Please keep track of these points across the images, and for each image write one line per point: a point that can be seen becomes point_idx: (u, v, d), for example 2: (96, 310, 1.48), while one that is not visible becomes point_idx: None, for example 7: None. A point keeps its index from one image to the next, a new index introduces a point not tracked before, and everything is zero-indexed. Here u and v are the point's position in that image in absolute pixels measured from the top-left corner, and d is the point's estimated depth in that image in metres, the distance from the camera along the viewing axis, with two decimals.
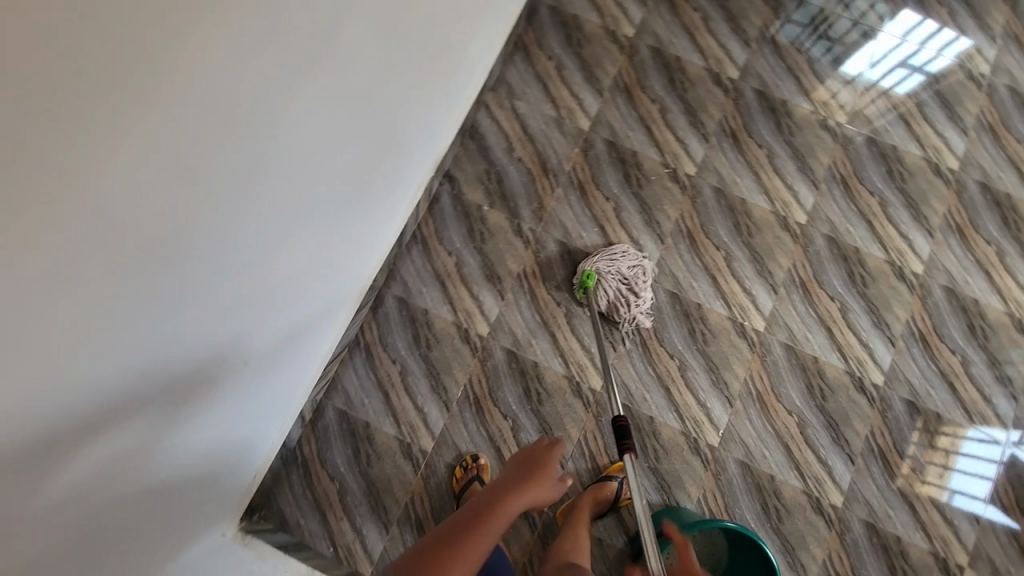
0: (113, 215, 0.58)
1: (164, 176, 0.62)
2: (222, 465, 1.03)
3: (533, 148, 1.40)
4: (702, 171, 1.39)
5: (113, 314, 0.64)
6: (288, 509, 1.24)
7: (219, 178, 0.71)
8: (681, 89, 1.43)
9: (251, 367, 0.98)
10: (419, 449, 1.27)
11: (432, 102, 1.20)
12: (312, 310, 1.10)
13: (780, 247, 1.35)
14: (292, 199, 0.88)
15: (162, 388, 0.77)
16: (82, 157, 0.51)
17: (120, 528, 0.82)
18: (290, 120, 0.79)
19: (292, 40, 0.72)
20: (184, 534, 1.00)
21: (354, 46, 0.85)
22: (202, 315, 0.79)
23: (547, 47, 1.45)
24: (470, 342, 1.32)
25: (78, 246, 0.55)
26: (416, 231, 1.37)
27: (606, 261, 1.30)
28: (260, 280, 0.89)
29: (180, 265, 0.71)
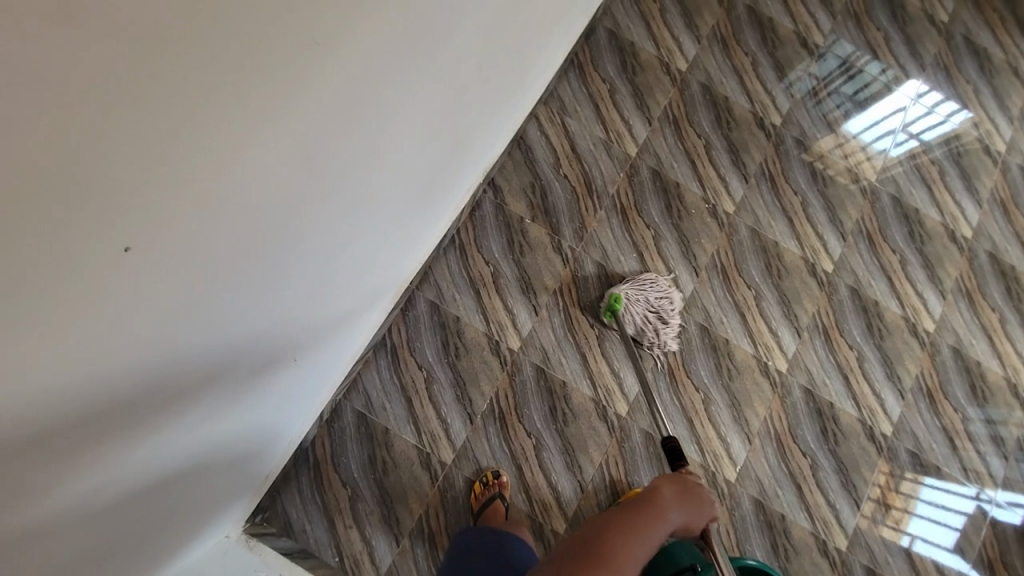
0: (218, 200, 0.54)
1: (267, 163, 0.59)
2: (241, 464, 0.97)
3: (580, 168, 1.40)
4: (740, 210, 1.42)
5: (194, 302, 0.59)
6: (294, 512, 1.18)
7: (310, 167, 0.67)
8: (727, 128, 1.46)
9: (290, 364, 0.93)
10: (438, 460, 1.23)
11: (493, 111, 1.19)
12: (353, 308, 1.06)
13: (807, 293, 1.39)
14: (364, 193, 0.85)
15: (215, 384, 0.72)
16: (202, 134, 0.47)
17: (147, 525, 0.77)
18: (379, 113, 0.76)
19: (398, 32, 0.69)
20: (196, 531, 0.94)
21: (446, 46, 0.83)
22: (263, 309, 0.74)
23: (602, 68, 1.46)
24: (500, 355, 1.29)
25: (178, 228, 0.51)
26: (454, 236, 1.34)
27: (635, 290, 1.30)
28: (318, 276, 0.85)
29: (260, 255, 0.67)
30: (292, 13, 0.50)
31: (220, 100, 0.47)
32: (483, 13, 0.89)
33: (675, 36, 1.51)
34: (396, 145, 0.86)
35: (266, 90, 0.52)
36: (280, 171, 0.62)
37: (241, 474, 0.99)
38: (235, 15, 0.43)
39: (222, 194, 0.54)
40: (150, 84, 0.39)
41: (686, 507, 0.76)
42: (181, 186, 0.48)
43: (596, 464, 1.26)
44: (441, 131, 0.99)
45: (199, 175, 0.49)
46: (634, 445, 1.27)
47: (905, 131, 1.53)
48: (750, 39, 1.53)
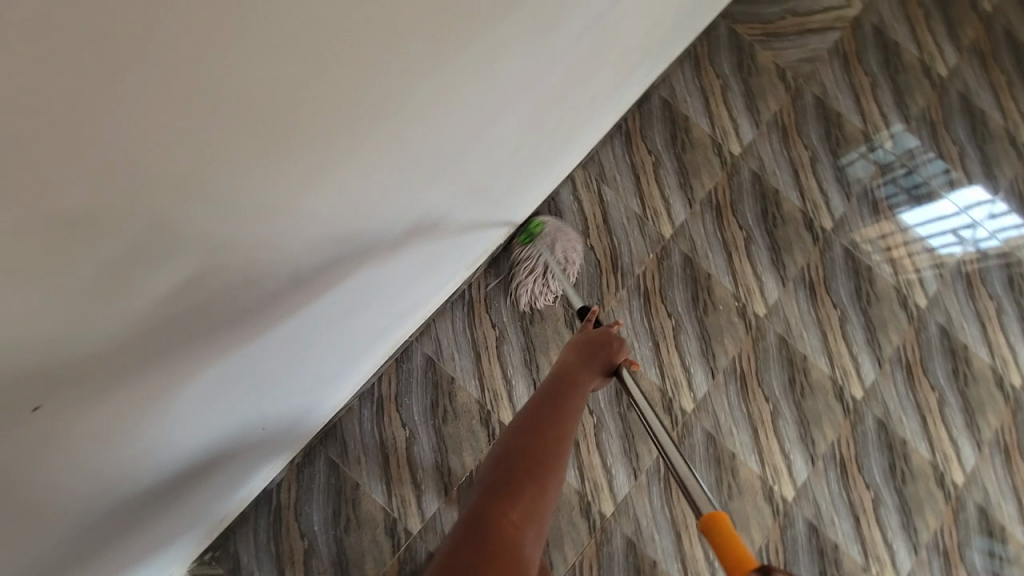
0: (165, 278, 0.51)
1: (228, 240, 0.54)
2: (178, 517, 0.92)
3: (608, 242, 1.32)
4: (771, 314, 1.32)
5: (131, 368, 0.56)
6: (245, 556, 1.12)
7: (282, 249, 0.62)
8: (772, 224, 1.37)
9: (247, 422, 0.89)
10: (404, 528, 1.16)
11: (527, 175, 1.14)
12: (349, 349, 1.03)
13: (829, 417, 1.28)
14: (363, 258, 0.79)
15: (135, 457, 0.68)
16: (96, 243, 0.43)
17: (112, 534, 0.77)
18: (378, 192, 0.71)
19: (401, 119, 0.65)
20: (141, 559, 0.91)
21: (472, 115, 0.78)
22: (259, 348, 0.75)
23: (650, 138, 1.38)
24: (489, 427, 1.22)
25: (69, 330, 0.46)
26: (465, 291, 1.28)
27: (557, 230, 1.27)
28: (291, 339, 0.80)
29: (227, 321, 0.64)
30: (238, 123, 0.46)
31: (120, 209, 0.42)
32: (515, 93, 0.83)
33: (733, 116, 1.42)
34: (401, 218, 0.80)
35: (198, 193, 0.47)
36: (236, 261, 0.58)
37: (177, 525, 0.94)
38: (132, 131, 0.39)
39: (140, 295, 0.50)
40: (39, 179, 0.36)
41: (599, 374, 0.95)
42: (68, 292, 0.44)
43: (568, 564, 1.17)
44: (463, 192, 0.94)
45: (94, 282, 0.45)
46: (613, 550, 1.18)
47: (958, 236, 1.41)
48: (813, 132, 1.43)
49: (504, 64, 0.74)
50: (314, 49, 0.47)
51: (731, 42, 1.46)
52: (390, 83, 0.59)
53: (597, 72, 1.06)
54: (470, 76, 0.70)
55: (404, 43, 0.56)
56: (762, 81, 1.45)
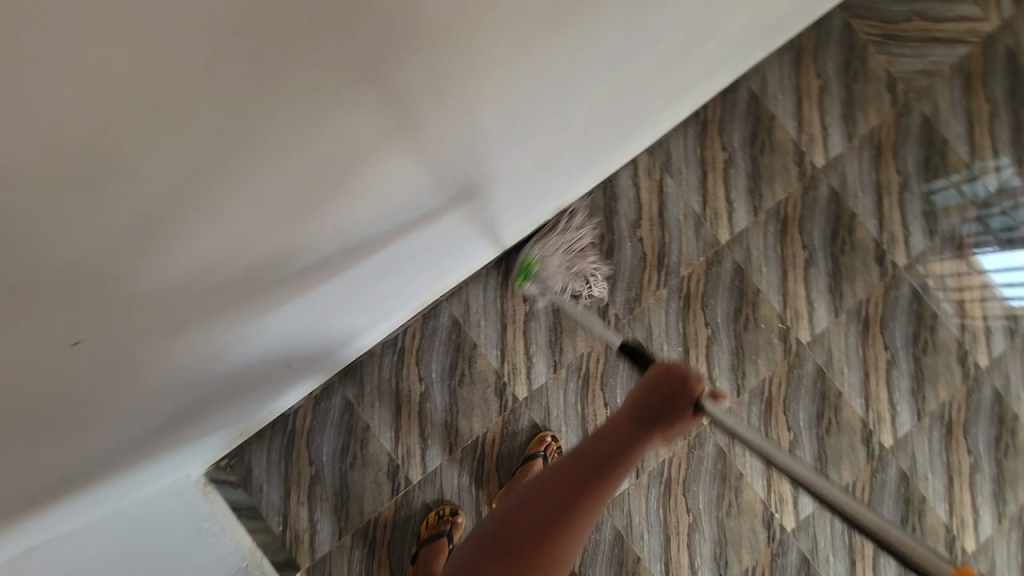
0: (226, 231, 0.51)
1: (286, 198, 0.54)
2: (198, 434, 0.97)
3: (659, 236, 1.26)
4: (815, 343, 1.25)
5: (186, 310, 0.58)
6: (257, 471, 1.19)
7: (338, 210, 0.62)
8: (839, 248, 1.27)
9: (270, 359, 0.91)
10: (405, 475, 1.22)
11: (588, 157, 1.08)
12: (385, 301, 1.04)
13: (849, 459, 1.24)
14: (412, 218, 0.77)
15: (166, 386, 0.70)
16: (157, 202, 0.42)
17: (152, 440, 0.83)
18: (439, 161, 0.68)
19: (475, 94, 0.60)
20: (168, 462, 0.98)
21: (551, 92, 0.72)
22: (307, 295, 0.76)
23: (727, 133, 1.28)
24: (503, 398, 1.23)
25: (120, 281, 0.46)
26: (503, 260, 1.25)
27: (552, 240, 1.19)
28: (329, 290, 0.80)
29: (277, 269, 0.65)
30: (310, 91, 0.44)
31: (180, 169, 0.41)
32: (595, 73, 0.77)
33: (824, 123, 1.30)
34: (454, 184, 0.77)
35: (258, 153, 0.46)
36: (289, 216, 0.57)
37: (196, 441, 0.99)
38: (209, 99, 0.38)
39: (191, 247, 0.50)
40: (120, 142, 0.35)
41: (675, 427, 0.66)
42: (121, 249, 0.43)
43: None
44: (523, 167, 0.89)
45: (148, 236, 0.44)
46: (600, 540, 1.20)
47: None
48: (910, 157, 1.30)
49: (590, 44, 0.68)
50: (396, 18, 0.44)
51: (843, 39, 1.31)
52: (471, 59, 0.55)
53: (685, 61, 0.97)
54: (553, 54, 0.65)
55: (492, 19, 0.52)
56: (868, 89, 1.31)
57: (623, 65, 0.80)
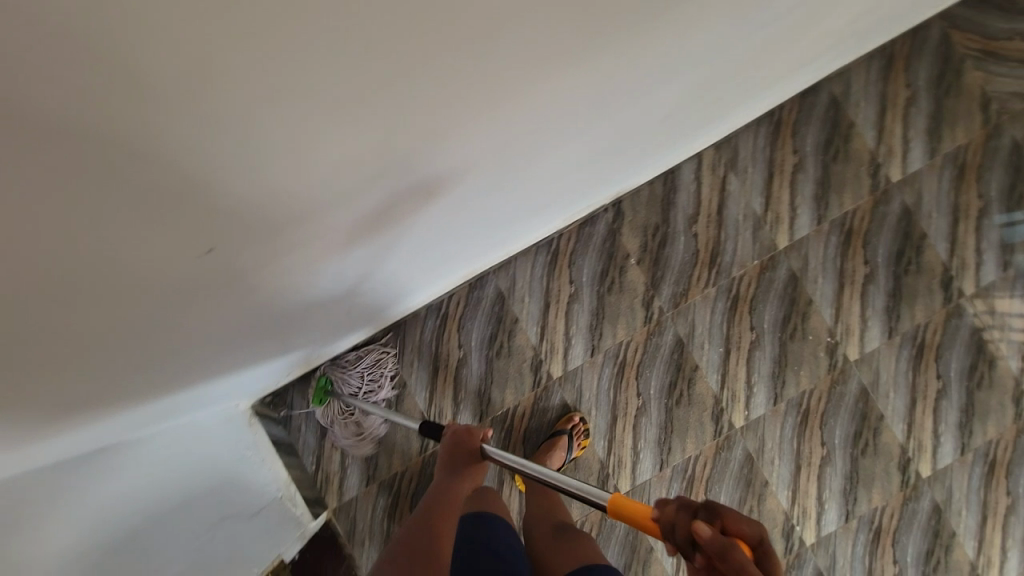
0: (330, 174, 0.54)
1: (388, 149, 0.56)
2: (254, 367, 1.02)
3: (715, 233, 1.24)
4: (863, 362, 1.22)
5: (276, 243, 0.61)
6: (297, 411, 1.26)
7: (423, 162, 0.64)
8: (903, 268, 1.22)
9: (325, 304, 0.95)
10: (434, 436, 1.26)
11: (655, 144, 1.07)
12: (437, 262, 1.07)
13: (882, 483, 1.21)
14: (480, 178, 0.79)
15: (240, 314, 0.74)
16: (289, 143, 0.44)
17: (217, 365, 0.88)
18: (519, 124, 0.69)
19: (573, 64, 0.61)
20: (224, 390, 1.04)
21: (640, 71, 0.72)
22: (371, 240, 0.80)
23: (801, 136, 1.24)
24: (537, 374, 1.25)
25: (235, 211, 0.49)
26: (553, 239, 1.26)
27: (337, 372, 1.23)
28: (389, 239, 0.84)
29: (357, 212, 0.67)
30: (443, 53, 0.45)
31: (318, 117, 0.43)
32: (686, 59, 0.76)
33: (907, 136, 1.24)
34: (526, 149, 0.78)
35: (384, 109, 0.47)
36: (383, 165, 0.59)
37: (250, 374, 1.05)
38: (362, 52, 0.39)
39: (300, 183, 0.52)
40: (281, 87, 0.37)
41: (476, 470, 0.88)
42: (246, 178, 0.45)
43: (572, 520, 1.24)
44: (592, 143, 0.90)
45: (271, 174, 0.47)
46: (617, 525, 1.22)
47: None
48: (994, 181, 1.23)
49: (689, 26, 0.67)
50: None
51: (939, 50, 1.24)
52: (584, 31, 0.55)
53: (772, 58, 0.95)
54: (653, 35, 0.64)
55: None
56: (959, 106, 1.24)
57: (713, 53, 0.79)
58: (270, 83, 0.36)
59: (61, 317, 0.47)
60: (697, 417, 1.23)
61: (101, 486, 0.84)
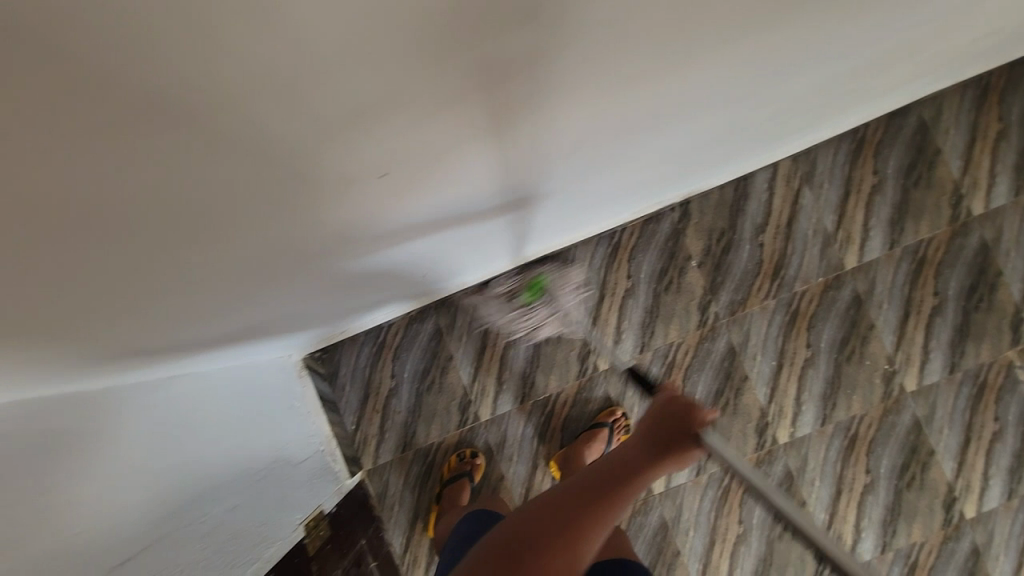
0: (449, 122, 0.55)
1: (505, 104, 0.57)
2: (315, 318, 1.04)
3: (781, 246, 1.22)
4: (920, 394, 1.19)
5: (383, 193, 0.62)
6: (343, 371, 1.28)
7: (531, 127, 0.65)
8: (973, 304, 1.19)
9: (399, 266, 0.96)
10: (474, 412, 1.27)
11: (737, 146, 1.06)
12: (506, 239, 1.07)
13: (924, 519, 1.18)
14: (574, 155, 0.79)
15: (329, 261, 0.76)
16: (427, 80, 0.46)
17: (290, 311, 0.90)
18: (628, 103, 0.69)
19: (696, 50, 0.61)
20: (284, 339, 1.06)
21: (754, 68, 0.71)
22: (461, 206, 0.80)
23: (883, 157, 1.21)
24: (583, 364, 1.25)
25: (363, 144, 0.51)
26: (615, 233, 1.26)
27: (562, 280, 1.24)
28: (475, 209, 0.84)
29: (459, 173, 0.68)
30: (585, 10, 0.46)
31: (459, 55, 0.44)
32: (798, 60, 0.75)
33: (993, 170, 1.20)
34: (625, 133, 0.78)
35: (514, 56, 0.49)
36: (495, 122, 0.60)
37: (309, 326, 1.08)
38: None
39: (423, 123, 0.53)
40: (440, 16, 0.39)
41: (681, 460, 0.59)
42: (383, 110, 0.47)
43: None
44: (683, 136, 0.89)
45: (404, 112, 0.49)
46: (646, 524, 1.22)
47: None
48: None
49: (813, 27, 0.66)
50: None
51: None
52: (718, 17, 0.55)
53: (875, 70, 0.92)
54: (778, 31, 0.64)
55: None
56: None
57: (824, 56, 0.77)
58: (434, 10, 0.38)
59: (185, 223, 0.48)
60: (741, 427, 1.21)
61: (157, 422, 0.84)
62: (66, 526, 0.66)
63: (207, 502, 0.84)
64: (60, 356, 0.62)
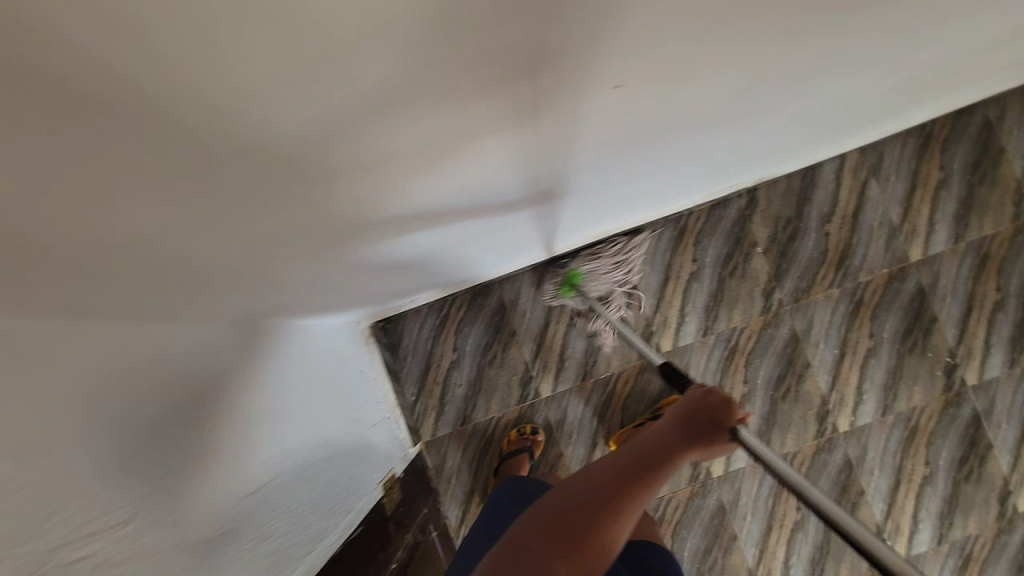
0: (611, 85, 0.58)
1: (663, 74, 0.60)
2: (397, 284, 1.06)
3: (847, 236, 1.24)
4: (980, 387, 1.20)
5: (526, 140, 0.66)
6: (405, 342, 1.28)
7: (666, 101, 0.67)
8: None
9: (490, 232, 0.98)
10: (535, 388, 1.27)
11: (816, 134, 1.09)
12: (588, 215, 1.09)
13: (979, 512, 1.19)
14: (686, 135, 0.82)
15: (447, 216, 0.77)
16: (618, 32, 0.49)
17: (385, 269, 0.91)
18: (763, 80, 0.70)
19: (837, 29, 0.63)
20: (364, 301, 1.07)
21: (872, 53, 0.74)
22: (573, 176, 0.83)
23: (949, 153, 1.24)
24: (646, 345, 1.26)
25: (535, 87, 0.54)
26: (682, 217, 1.28)
27: (590, 264, 1.24)
28: (578, 181, 0.86)
29: (587, 138, 0.71)
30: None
31: (656, 11, 0.47)
32: (910, 47, 0.77)
33: None
34: (739, 113, 0.80)
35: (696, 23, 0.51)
36: (646, 91, 0.63)
37: (388, 292, 1.09)
38: None
39: (596, 71, 0.54)
40: None
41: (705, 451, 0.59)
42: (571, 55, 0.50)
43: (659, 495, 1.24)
44: (780, 119, 0.91)
45: (585, 62, 0.52)
46: (703, 507, 1.23)
47: None
48: None
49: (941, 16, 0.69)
50: None
51: None
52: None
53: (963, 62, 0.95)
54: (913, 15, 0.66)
55: None
56: None
57: (931, 44, 0.79)
58: None
59: (368, 146, 0.51)
60: (801, 414, 1.22)
61: (274, 365, 0.86)
62: (199, 450, 0.66)
63: (315, 450, 0.88)
64: (209, 284, 0.63)
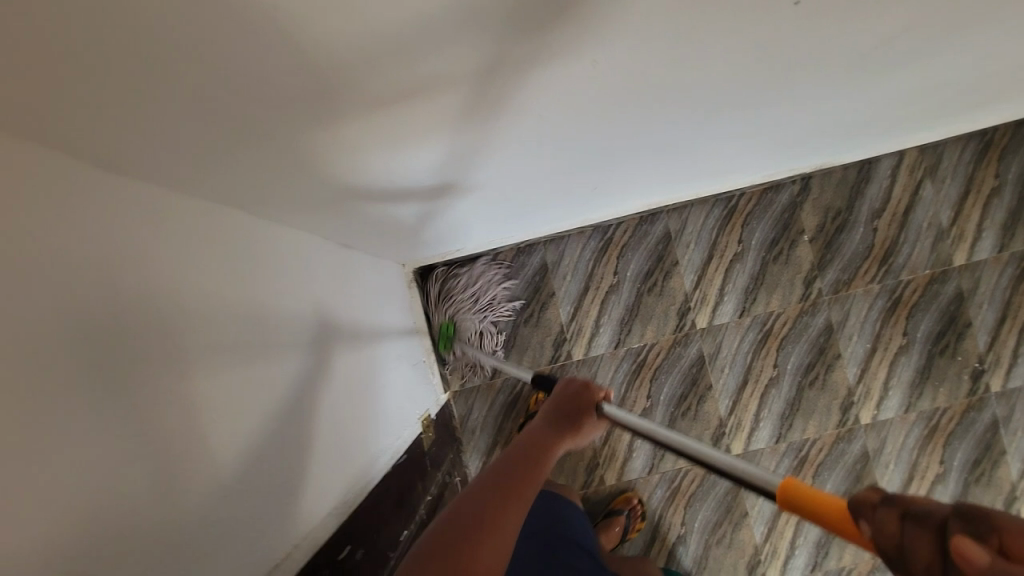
0: (737, 50, 0.56)
1: (789, 43, 0.58)
2: (452, 230, 1.05)
3: (894, 235, 1.24)
4: (1004, 395, 1.23)
5: (642, 97, 0.63)
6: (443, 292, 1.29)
7: (776, 74, 0.66)
8: None
9: (553, 191, 0.97)
10: (567, 350, 1.28)
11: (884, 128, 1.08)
12: (649, 185, 1.08)
13: None
14: (776, 113, 0.80)
15: (529, 160, 0.77)
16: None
17: (450, 209, 0.90)
18: (871, 62, 0.68)
19: (964, 19, 0.61)
20: (413, 242, 1.07)
21: (976, 51, 0.73)
22: (658, 140, 0.81)
23: (1007, 162, 1.24)
24: (682, 320, 1.27)
25: (673, 43, 0.52)
26: (734, 197, 1.27)
27: (443, 302, 1.26)
28: (658, 148, 0.85)
29: (688, 107, 0.70)
30: None
31: None
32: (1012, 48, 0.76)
33: None
34: (832, 98, 0.79)
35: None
36: (766, 62, 0.61)
37: (438, 237, 1.08)
38: None
39: (734, 34, 0.53)
40: None
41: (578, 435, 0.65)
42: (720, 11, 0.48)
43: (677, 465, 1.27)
44: (864, 110, 0.89)
45: (731, 21, 0.50)
46: (718, 482, 1.25)
47: None
48: None
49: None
50: None
51: None
52: None
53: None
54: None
55: None
56: None
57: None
58: None
59: (496, 71, 0.49)
60: (826, 402, 1.24)
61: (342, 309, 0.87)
62: None
63: (369, 418, 0.85)
64: (295, 186, 0.62)
